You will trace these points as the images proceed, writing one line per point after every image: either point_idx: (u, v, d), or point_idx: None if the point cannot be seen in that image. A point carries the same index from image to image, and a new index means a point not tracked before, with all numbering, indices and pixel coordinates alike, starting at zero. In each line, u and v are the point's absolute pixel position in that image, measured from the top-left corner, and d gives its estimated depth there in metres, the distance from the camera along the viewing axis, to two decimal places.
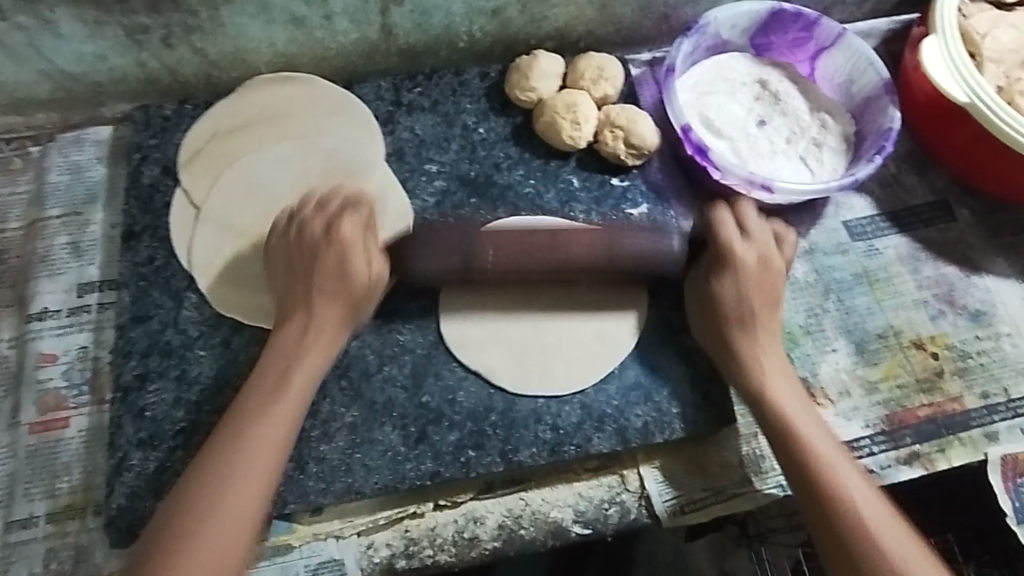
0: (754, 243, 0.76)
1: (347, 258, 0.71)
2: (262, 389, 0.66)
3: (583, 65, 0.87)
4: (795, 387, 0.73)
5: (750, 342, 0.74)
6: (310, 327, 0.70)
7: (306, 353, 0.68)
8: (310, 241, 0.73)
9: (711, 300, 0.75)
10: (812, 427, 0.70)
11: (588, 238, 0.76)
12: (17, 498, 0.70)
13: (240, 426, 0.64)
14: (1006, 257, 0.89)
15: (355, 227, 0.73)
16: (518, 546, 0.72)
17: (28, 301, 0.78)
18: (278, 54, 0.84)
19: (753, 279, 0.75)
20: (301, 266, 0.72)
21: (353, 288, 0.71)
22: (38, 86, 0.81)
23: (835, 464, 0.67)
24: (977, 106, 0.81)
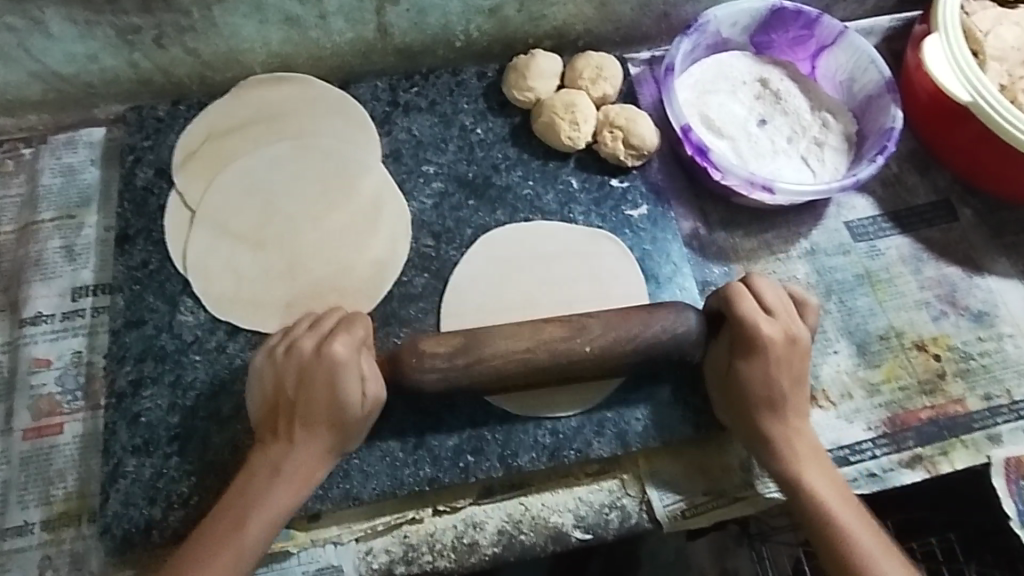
0: (782, 322, 0.70)
1: (337, 381, 0.65)
2: (251, 486, 0.64)
3: (582, 64, 0.86)
4: (831, 471, 0.69)
5: (781, 424, 0.70)
6: (295, 451, 0.65)
7: (301, 458, 0.65)
8: (298, 361, 0.66)
9: (740, 388, 0.70)
10: (848, 515, 0.67)
11: (610, 323, 0.68)
12: (11, 505, 0.69)
13: (228, 516, 0.62)
14: (1008, 257, 0.88)
15: (348, 346, 0.67)
16: (518, 551, 0.71)
17: (22, 304, 0.77)
18: (273, 54, 0.83)
19: (785, 367, 0.70)
20: (287, 385, 0.66)
21: (344, 415, 0.65)
22: (29, 87, 0.80)
23: (873, 557, 0.64)
24: (980, 106, 0.80)
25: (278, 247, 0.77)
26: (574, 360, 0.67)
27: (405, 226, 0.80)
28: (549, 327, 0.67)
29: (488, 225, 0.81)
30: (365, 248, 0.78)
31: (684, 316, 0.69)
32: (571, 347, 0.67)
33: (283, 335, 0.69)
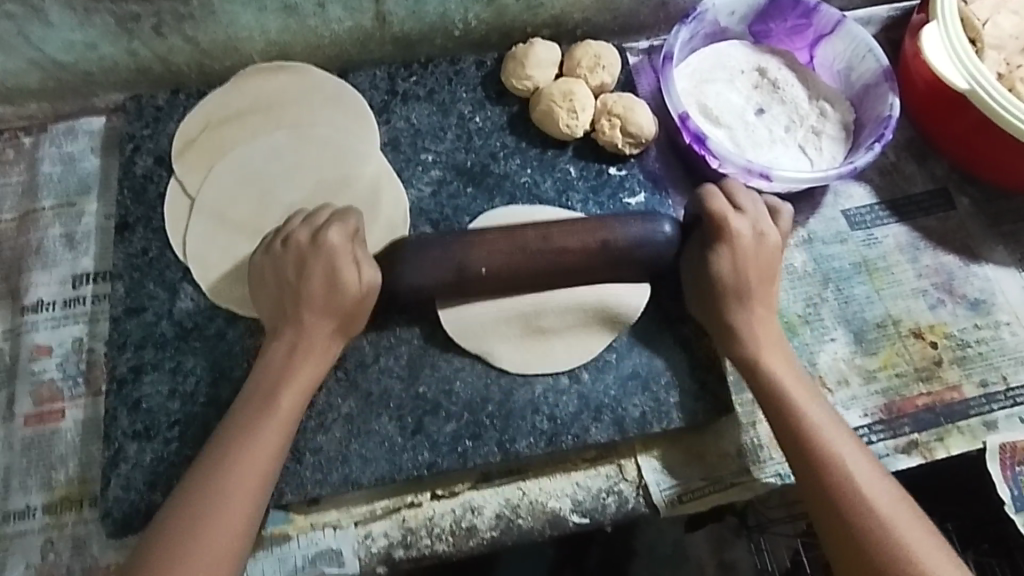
0: (747, 216, 0.75)
1: (336, 267, 0.69)
2: (260, 384, 0.67)
3: (580, 52, 0.86)
4: (793, 362, 0.72)
5: (746, 312, 0.73)
6: (301, 339, 0.69)
7: (308, 347, 0.68)
8: (296, 254, 0.71)
9: (709, 279, 0.73)
10: (807, 397, 0.69)
11: (579, 232, 0.72)
12: (13, 489, 0.70)
13: (244, 419, 0.65)
14: (1006, 246, 0.89)
15: (341, 235, 0.71)
16: (516, 535, 0.71)
17: (23, 292, 0.78)
18: (272, 43, 0.83)
19: (751, 256, 0.74)
20: (290, 277, 0.70)
21: (346, 297, 0.69)
22: (29, 75, 0.81)
23: (828, 432, 0.67)
24: (978, 94, 0.81)
25: None
26: (555, 265, 0.72)
27: (404, 215, 0.80)
28: (531, 239, 0.71)
29: (486, 213, 0.81)
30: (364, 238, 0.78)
31: (659, 227, 0.74)
32: (553, 254, 0.71)
33: (282, 234, 0.73)
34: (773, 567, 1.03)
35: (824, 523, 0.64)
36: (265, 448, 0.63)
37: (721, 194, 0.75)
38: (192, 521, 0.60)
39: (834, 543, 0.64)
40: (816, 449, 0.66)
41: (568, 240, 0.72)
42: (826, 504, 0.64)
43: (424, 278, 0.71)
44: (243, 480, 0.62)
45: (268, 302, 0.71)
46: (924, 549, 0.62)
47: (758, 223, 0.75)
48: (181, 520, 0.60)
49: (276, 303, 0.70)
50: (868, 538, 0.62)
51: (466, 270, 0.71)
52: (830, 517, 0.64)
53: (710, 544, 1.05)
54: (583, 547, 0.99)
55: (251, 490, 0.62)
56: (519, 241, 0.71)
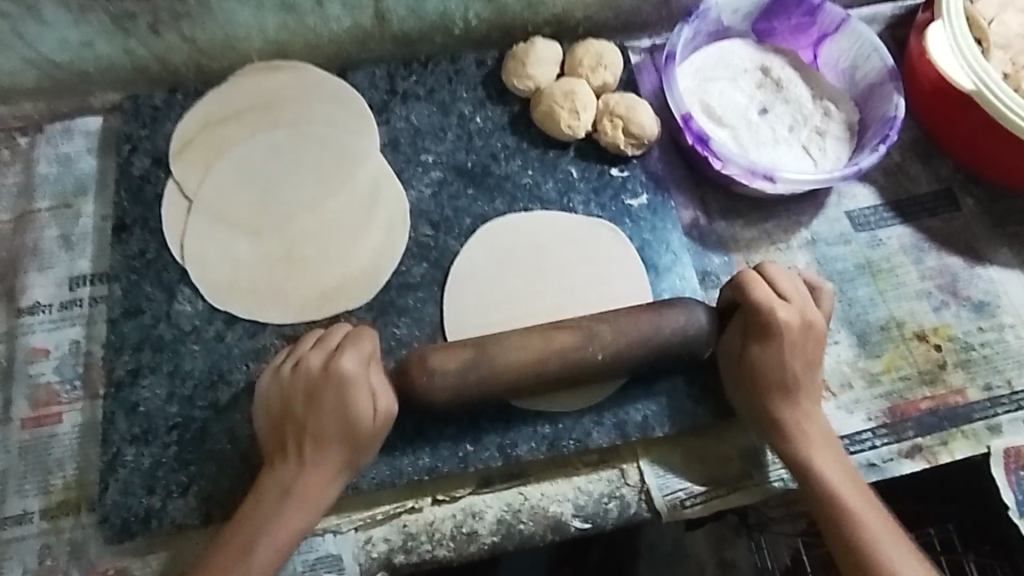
0: (796, 308, 0.71)
1: (347, 399, 0.65)
2: (266, 504, 0.64)
3: (582, 51, 0.85)
4: (841, 456, 0.70)
5: (797, 410, 0.70)
6: (302, 472, 0.64)
7: (312, 469, 0.65)
8: (308, 380, 0.66)
9: (754, 380, 0.70)
10: (857, 497, 0.67)
11: (614, 333, 0.68)
12: (10, 493, 0.69)
13: (240, 536, 0.62)
14: (1010, 247, 0.88)
15: (357, 360, 0.67)
16: (517, 541, 0.71)
17: (19, 293, 0.77)
18: (270, 41, 0.82)
19: (799, 351, 0.70)
20: (298, 403, 0.66)
21: (356, 430, 0.65)
22: (25, 74, 0.80)
23: (880, 537, 0.65)
24: (983, 94, 0.80)
25: (277, 236, 0.77)
26: (582, 369, 0.68)
27: (404, 217, 0.79)
28: (559, 338, 0.67)
29: (487, 215, 0.80)
30: (364, 239, 0.78)
31: (693, 319, 0.70)
32: (579, 360, 0.67)
33: (292, 356, 0.68)
34: (772, 565, 1.03)
35: None
36: (264, 558, 0.62)
37: (764, 283, 0.72)
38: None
39: None
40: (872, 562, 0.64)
41: (605, 336, 0.68)
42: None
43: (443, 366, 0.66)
44: None
45: (271, 417, 0.67)
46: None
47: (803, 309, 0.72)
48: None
49: (282, 421, 0.66)
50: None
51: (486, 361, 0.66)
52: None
53: (709, 544, 1.05)
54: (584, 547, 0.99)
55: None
56: (546, 343, 0.67)
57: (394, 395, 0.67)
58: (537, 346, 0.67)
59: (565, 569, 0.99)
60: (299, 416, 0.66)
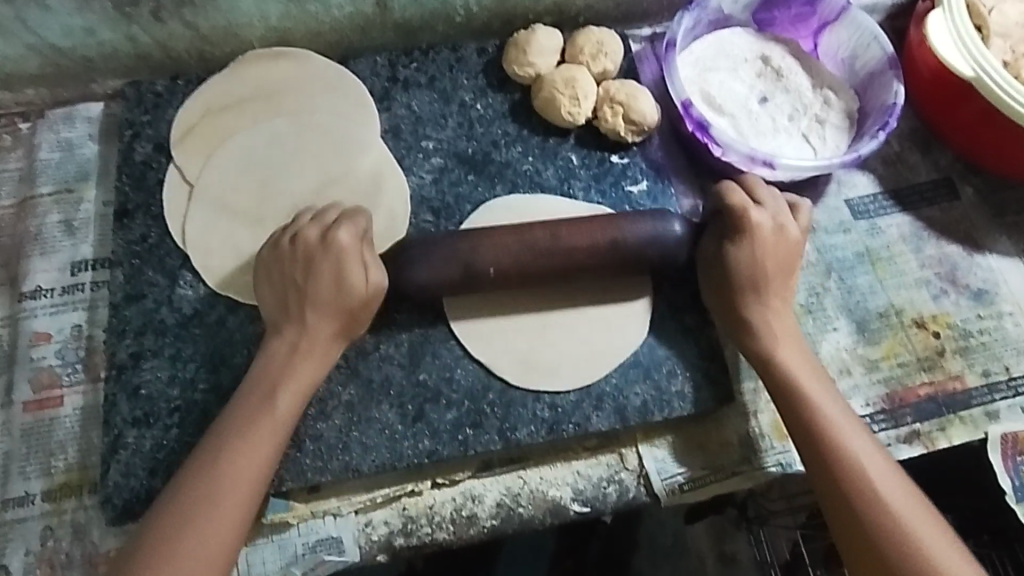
0: (770, 210, 0.74)
1: (343, 268, 0.69)
2: (257, 377, 0.67)
3: (582, 39, 0.85)
4: (806, 355, 0.72)
5: (764, 302, 0.73)
6: (302, 339, 0.68)
7: (314, 336, 0.68)
8: (304, 253, 0.70)
9: (723, 277, 0.73)
10: (821, 392, 0.69)
11: (590, 229, 0.71)
12: (12, 476, 0.69)
13: (246, 409, 0.65)
14: (1009, 236, 0.88)
15: (351, 237, 0.71)
16: (517, 524, 0.72)
17: (21, 279, 0.77)
18: (272, 28, 0.83)
19: (769, 248, 0.73)
20: (298, 280, 0.69)
21: (349, 300, 0.69)
22: (27, 61, 0.80)
23: (842, 428, 0.67)
24: (983, 81, 0.80)
25: (278, 224, 0.77)
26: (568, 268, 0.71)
27: (404, 204, 0.79)
28: (539, 237, 0.71)
29: (487, 201, 0.81)
30: None
31: (669, 226, 0.73)
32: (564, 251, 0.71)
33: (287, 231, 0.72)
34: (773, 558, 1.01)
35: (835, 517, 0.64)
36: (280, 417, 0.65)
37: (740, 188, 0.75)
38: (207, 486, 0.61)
39: (845, 533, 0.64)
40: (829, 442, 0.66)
41: (585, 241, 0.71)
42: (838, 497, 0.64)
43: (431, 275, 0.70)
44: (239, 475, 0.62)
45: (271, 297, 0.70)
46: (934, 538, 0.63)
47: (776, 214, 0.75)
48: (191, 488, 0.61)
49: (280, 298, 0.70)
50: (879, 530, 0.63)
51: (475, 267, 0.70)
52: (847, 508, 0.64)
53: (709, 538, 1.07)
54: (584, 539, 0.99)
55: (260, 458, 0.63)
56: (530, 241, 0.70)
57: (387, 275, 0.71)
58: (523, 245, 0.70)
59: (566, 562, 1.00)
60: (296, 291, 0.69)
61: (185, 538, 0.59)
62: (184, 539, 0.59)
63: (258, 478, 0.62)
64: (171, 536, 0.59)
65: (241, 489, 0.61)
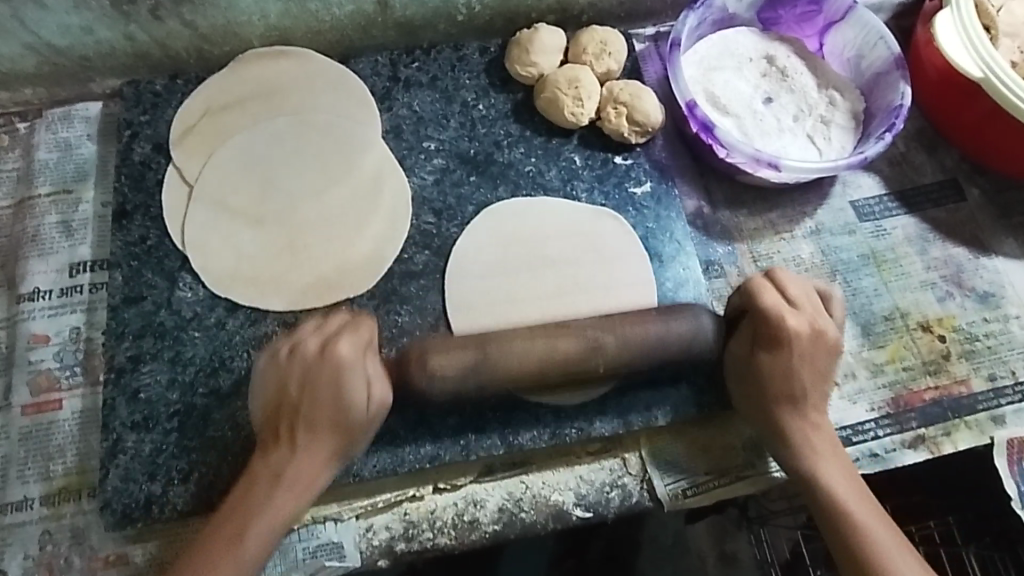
0: (806, 313, 0.70)
1: (342, 383, 0.64)
2: (251, 490, 0.63)
3: (586, 39, 0.84)
4: (845, 465, 0.68)
5: (799, 407, 0.69)
6: (297, 459, 0.63)
7: (304, 460, 0.63)
8: (303, 365, 0.65)
9: (753, 385, 0.69)
10: (859, 506, 0.65)
11: (611, 326, 0.68)
12: (10, 480, 0.69)
13: (234, 515, 0.62)
14: (1016, 238, 0.87)
15: (355, 348, 0.66)
16: (519, 529, 0.71)
17: (19, 280, 0.76)
18: (271, 27, 0.82)
19: (807, 357, 0.69)
20: (293, 391, 0.65)
21: (349, 419, 0.64)
22: (24, 60, 0.79)
23: (883, 545, 0.63)
24: (992, 82, 0.79)
25: (279, 224, 0.76)
26: (583, 375, 0.67)
27: (406, 205, 0.78)
28: (561, 343, 0.66)
29: (489, 202, 0.80)
30: (365, 226, 0.77)
31: (693, 321, 0.69)
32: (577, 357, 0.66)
33: (287, 341, 0.67)
34: (773, 558, 1.03)
35: None
36: (268, 519, 0.62)
37: (772, 288, 0.70)
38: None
39: None
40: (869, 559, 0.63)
41: (609, 349, 0.67)
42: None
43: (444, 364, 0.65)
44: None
45: (265, 408, 0.66)
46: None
47: (815, 319, 0.70)
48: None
49: (274, 414, 0.65)
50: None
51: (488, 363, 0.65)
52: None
53: (710, 537, 1.08)
54: (585, 542, 0.98)
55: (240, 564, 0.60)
56: (550, 343, 0.66)
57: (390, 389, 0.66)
58: (541, 348, 0.66)
59: (567, 562, 0.99)
60: (290, 411, 0.64)
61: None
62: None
63: None
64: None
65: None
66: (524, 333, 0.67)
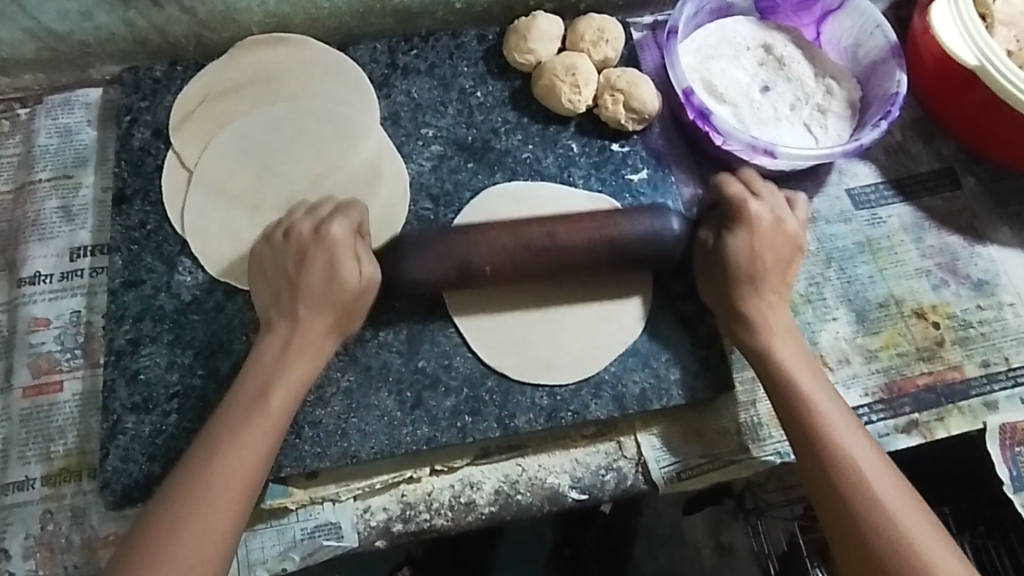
0: (769, 203, 0.75)
1: (335, 259, 0.69)
2: (253, 373, 0.65)
3: (583, 26, 0.84)
4: (799, 344, 0.72)
5: (762, 288, 0.72)
6: (292, 334, 0.67)
7: (303, 336, 0.67)
8: (299, 246, 0.70)
9: (716, 268, 0.73)
10: (811, 381, 0.69)
11: (584, 223, 0.72)
12: (12, 460, 0.70)
13: (241, 404, 0.64)
14: (1011, 226, 0.88)
15: (347, 229, 0.71)
16: (515, 511, 0.72)
17: (20, 264, 0.77)
18: (270, 14, 0.82)
19: (768, 237, 0.73)
20: (290, 270, 0.69)
21: (340, 292, 0.68)
22: (24, 45, 0.79)
23: (828, 414, 0.66)
24: (987, 70, 0.80)
25: (277, 209, 0.77)
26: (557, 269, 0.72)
27: (404, 191, 0.79)
28: (531, 234, 0.71)
29: (486, 188, 0.80)
30: None
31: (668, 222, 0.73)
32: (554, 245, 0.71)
33: (281, 226, 0.72)
34: (769, 550, 1.04)
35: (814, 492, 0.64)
36: (290, 387, 0.65)
37: (738, 181, 0.75)
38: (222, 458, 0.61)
39: (824, 510, 0.64)
40: (819, 432, 0.65)
41: (575, 243, 0.71)
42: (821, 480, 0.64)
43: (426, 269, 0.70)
44: (234, 467, 0.61)
45: (264, 290, 0.70)
46: (923, 531, 0.61)
47: (775, 206, 0.75)
48: (189, 480, 0.60)
49: (273, 292, 0.69)
50: (864, 518, 0.61)
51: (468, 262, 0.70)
52: (829, 495, 0.63)
53: (705, 527, 1.08)
54: (581, 527, 1.02)
55: (271, 430, 0.63)
56: (522, 239, 0.70)
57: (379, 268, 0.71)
58: (514, 246, 0.70)
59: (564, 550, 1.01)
60: (286, 288, 0.68)
61: (211, 497, 0.59)
62: (208, 497, 0.59)
63: (253, 465, 0.61)
64: (190, 502, 0.59)
65: (252, 453, 0.62)
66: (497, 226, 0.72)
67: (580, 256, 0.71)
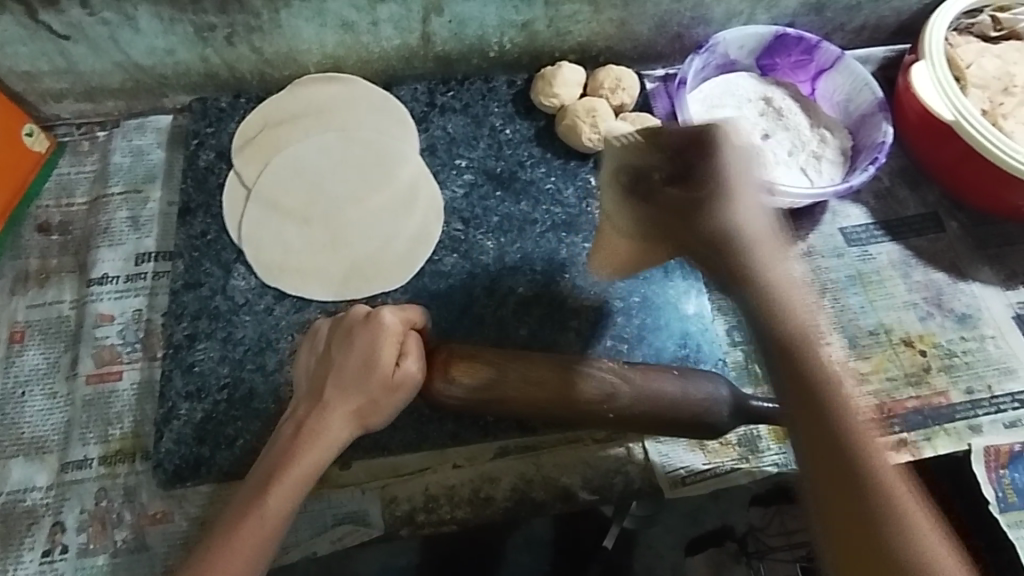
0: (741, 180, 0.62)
1: (377, 349, 0.68)
2: (269, 466, 0.64)
3: (602, 75, 0.95)
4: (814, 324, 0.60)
5: (759, 248, 0.61)
6: (315, 424, 0.66)
7: (328, 421, 0.66)
8: (347, 326, 0.70)
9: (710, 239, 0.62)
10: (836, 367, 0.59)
11: (649, 376, 0.71)
12: (74, 441, 0.77)
13: (247, 492, 0.63)
14: (991, 266, 0.95)
15: (397, 318, 0.70)
16: (530, 507, 0.77)
17: (90, 266, 0.86)
18: (327, 56, 0.92)
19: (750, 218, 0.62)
20: (332, 350, 0.69)
21: (376, 383, 0.67)
22: (111, 76, 0.90)
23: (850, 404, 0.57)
24: (962, 125, 0.89)
25: (324, 225, 0.86)
26: (592, 417, 0.70)
27: (438, 213, 0.88)
28: (580, 384, 0.69)
29: (513, 214, 0.89)
30: (402, 227, 0.86)
31: (705, 390, 0.71)
32: (608, 391, 0.70)
33: (336, 317, 0.73)
34: None
35: (831, 482, 0.56)
36: (293, 482, 0.63)
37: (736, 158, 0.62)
38: (234, 534, 0.61)
39: (841, 503, 0.55)
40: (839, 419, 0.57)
41: (624, 399, 0.70)
42: (833, 477, 0.56)
43: (461, 397, 0.70)
44: (229, 560, 0.60)
45: (304, 381, 0.70)
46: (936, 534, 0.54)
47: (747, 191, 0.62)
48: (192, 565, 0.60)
49: (312, 384, 0.69)
50: (885, 530, 0.53)
51: (500, 384, 0.69)
52: (843, 490, 0.55)
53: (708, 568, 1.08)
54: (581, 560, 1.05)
55: (263, 533, 0.61)
56: (568, 381, 0.70)
57: (421, 376, 0.69)
58: (558, 387, 0.69)
59: None
60: (333, 381, 0.68)
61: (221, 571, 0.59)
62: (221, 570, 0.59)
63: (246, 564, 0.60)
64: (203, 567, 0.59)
65: (250, 548, 0.60)
66: (543, 363, 0.71)
67: (636, 409, 0.70)
